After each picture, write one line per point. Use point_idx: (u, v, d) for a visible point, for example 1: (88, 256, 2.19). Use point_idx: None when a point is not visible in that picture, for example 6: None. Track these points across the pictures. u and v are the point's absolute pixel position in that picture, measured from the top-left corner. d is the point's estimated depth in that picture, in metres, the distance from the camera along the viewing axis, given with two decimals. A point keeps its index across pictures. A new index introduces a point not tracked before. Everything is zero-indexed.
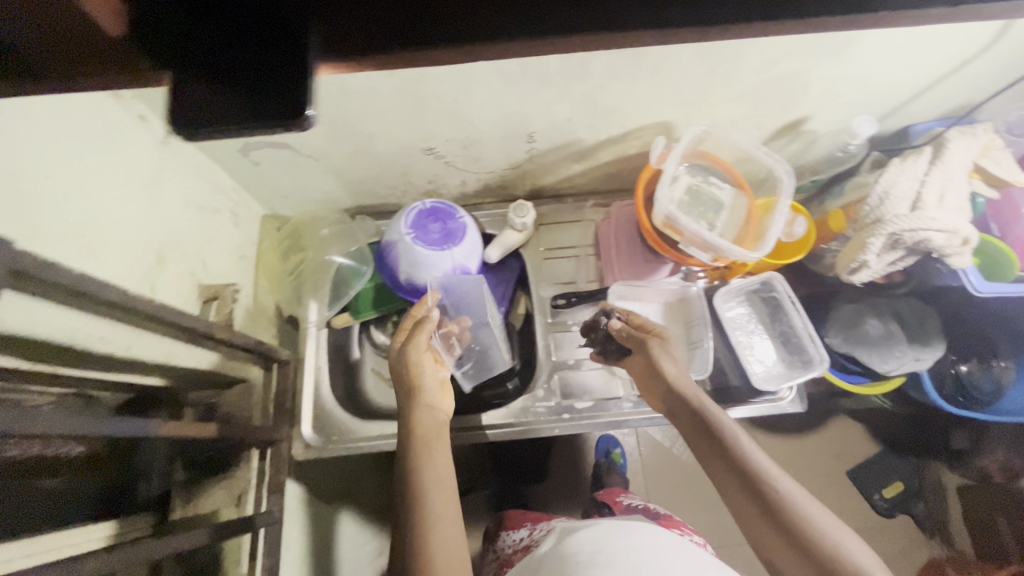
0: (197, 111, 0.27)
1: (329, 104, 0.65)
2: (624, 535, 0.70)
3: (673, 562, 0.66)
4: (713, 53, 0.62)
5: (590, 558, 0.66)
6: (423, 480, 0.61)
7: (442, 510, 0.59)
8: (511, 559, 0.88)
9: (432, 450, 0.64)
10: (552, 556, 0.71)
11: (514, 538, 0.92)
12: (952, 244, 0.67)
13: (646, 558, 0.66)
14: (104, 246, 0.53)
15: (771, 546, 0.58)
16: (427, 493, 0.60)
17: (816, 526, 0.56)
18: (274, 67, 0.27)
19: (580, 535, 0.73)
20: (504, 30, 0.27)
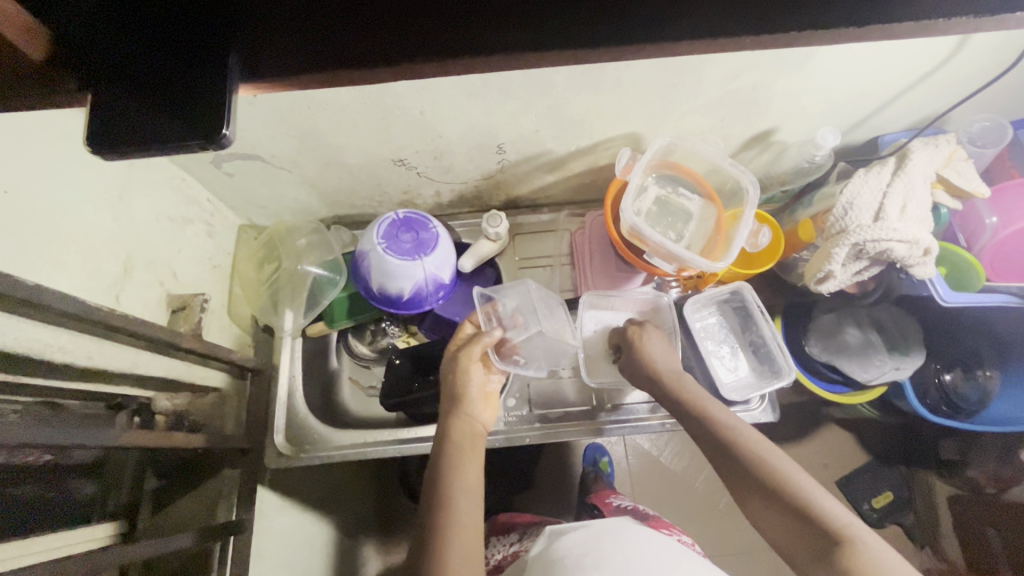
0: (118, 131, 0.28)
1: (296, 117, 0.67)
2: (610, 536, 0.71)
3: (661, 560, 0.68)
4: (672, 68, 0.63)
5: (577, 561, 0.67)
6: (449, 480, 0.63)
7: (464, 508, 0.61)
8: (499, 565, 0.87)
9: (467, 454, 0.66)
10: (541, 560, 0.72)
11: (505, 543, 0.91)
12: (913, 254, 0.68)
13: (632, 558, 0.67)
14: (67, 258, 0.54)
15: (761, 517, 0.58)
16: (452, 492, 0.62)
17: (791, 483, 0.57)
18: (194, 88, 0.28)
19: (568, 537, 0.74)
20: (424, 50, 0.29)
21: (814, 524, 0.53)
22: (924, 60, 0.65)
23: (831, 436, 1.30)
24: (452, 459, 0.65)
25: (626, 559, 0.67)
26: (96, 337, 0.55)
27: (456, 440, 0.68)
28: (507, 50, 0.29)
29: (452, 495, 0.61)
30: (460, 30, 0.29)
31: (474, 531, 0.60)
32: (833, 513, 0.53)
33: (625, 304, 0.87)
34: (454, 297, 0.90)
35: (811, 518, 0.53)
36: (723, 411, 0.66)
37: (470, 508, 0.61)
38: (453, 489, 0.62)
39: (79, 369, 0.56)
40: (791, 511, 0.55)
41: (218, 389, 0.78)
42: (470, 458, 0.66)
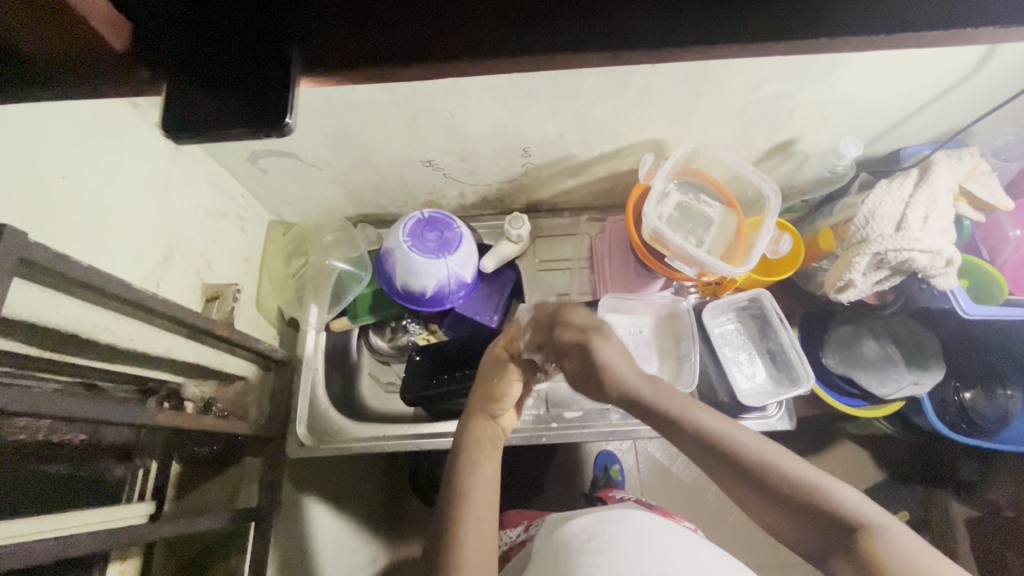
0: (195, 118, 0.31)
1: (332, 115, 0.69)
2: (613, 521, 0.72)
3: (666, 540, 0.68)
4: (697, 75, 0.64)
5: (582, 546, 0.68)
6: (469, 474, 0.62)
7: (481, 504, 0.60)
8: (506, 554, 0.91)
9: (487, 454, 0.65)
10: (549, 546, 0.74)
11: (510, 535, 0.95)
12: (935, 264, 0.68)
13: (636, 539, 0.68)
14: (114, 243, 0.57)
15: (759, 510, 0.56)
16: (470, 488, 0.61)
17: (795, 477, 0.54)
18: (261, 79, 0.30)
19: (572, 524, 0.75)
20: (475, 49, 0.31)
21: (827, 517, 0.52)
22: (948, 72, 0.66)
23: (845, 452, 1.29)
24: (475, 455, 0.65)
25: (630, 540, 0.67)
26: (138, 320, 0.58)
27: (477, 439, 0.67)
28: (553, 50, 0.31)
29: (469, 490, 0.61)
30: (507, 31, 0.31)
31: (490, 527, 0.59)
32: (845, 503, 0.52)
33: (645, 308, 0.88)
34: (474, 296, 0.91)
35: (819, 509, 0.52)
36: (700, 409, 0.59)
37: (485, 502, 0.61)
38: (472, 485, 0.61)
39: (119, 351, 0.58)
40: (797, 505, 0.53)
41: (245, 378, 0.80)
42: (489, 457, 0.65)
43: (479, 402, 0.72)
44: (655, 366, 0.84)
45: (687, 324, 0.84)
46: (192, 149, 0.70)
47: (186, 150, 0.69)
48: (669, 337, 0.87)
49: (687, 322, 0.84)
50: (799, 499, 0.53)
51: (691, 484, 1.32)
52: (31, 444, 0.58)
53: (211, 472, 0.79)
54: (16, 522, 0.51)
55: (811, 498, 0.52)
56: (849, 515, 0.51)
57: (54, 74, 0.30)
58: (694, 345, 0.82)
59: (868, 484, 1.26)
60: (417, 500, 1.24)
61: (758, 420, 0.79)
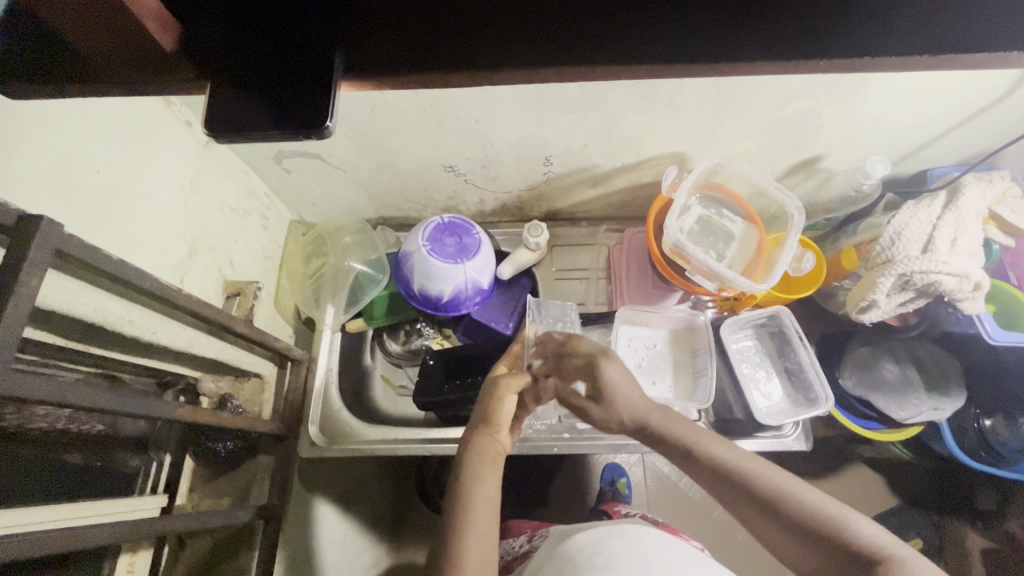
0: (237, 116, 0.31)
1: (359, 119, 0.70)
2: (620, 536, 0.71)
3: (672, 560, 0.67)
4: (725, 89, 0.64)
5: (588, 559, 0.67)
6: (472, 492, 0.61)
7: (484, 520, 0.59)
8: (509, 565, 0.91)
9: (486, 471, 0.63)
10: (554, 558, 0.73)
11: (514, 544, 0.94)
12: (963, 288, 0.67)
13: (643, 556, 0.67)
14: (142, 237, 0.58)
15: (773, 539, 0.56)
16: (473, 505, 0.60)
17: (817, 513, 0.53)
18: (302, 80, 0.31)
19: (578, 537, 0.74)
20: (517, 58, 0.31)
21: (850, 552, 0.51)
22: (981, 94, 0.65)
23: (859, 476, 1.26)
24: (478, 473, 0.63)
25: (638, 557, 0.66)
26: (161, 315, 0.58)
27: (480, 453, 0.65)
28: (594, 62, 0.31)
29: (472, 508, 0.59)
30: (548, 44, 0.31)
31: (492, 541, 0.59)
32: (866, 536, 0.51)
33: (661, 321, 0.87)
34: (490, 303, 0.92)
35: (838, 541, 0.52)
36: (715, 442, 0.59)
37: (487, 522, 0.59)
38: (474, 503, 0.60)
39: (142, 343, 0.59)
40: (815, 535, 0.53)
41: (260, 375, 0.81)
42: (492, 473, 0.63)
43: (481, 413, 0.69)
44: (670, 381, 0.84)
45: (704, 338, 0.83)
46: (220, 147, 0.71)
47: (214, 148, 0.70)
48: (685, 350, 0.86)
49: (704, 336, 0.83)
50: (816, 529, 0.53)
51: (699, 501, 1.30)
52: (51, 431, 0.58)
53: (223, 467, 0.79)
54: (31, 509, 0.52)
55: (834, 533, 0.52)
56: (869, 547, 0.50)
57: (102, 69, 0.31)
58: (711, 360, 0.81)
59: (882, 510, 1.23)
60: (422, 505, 1.24)
61: (772, 439, 0.78)
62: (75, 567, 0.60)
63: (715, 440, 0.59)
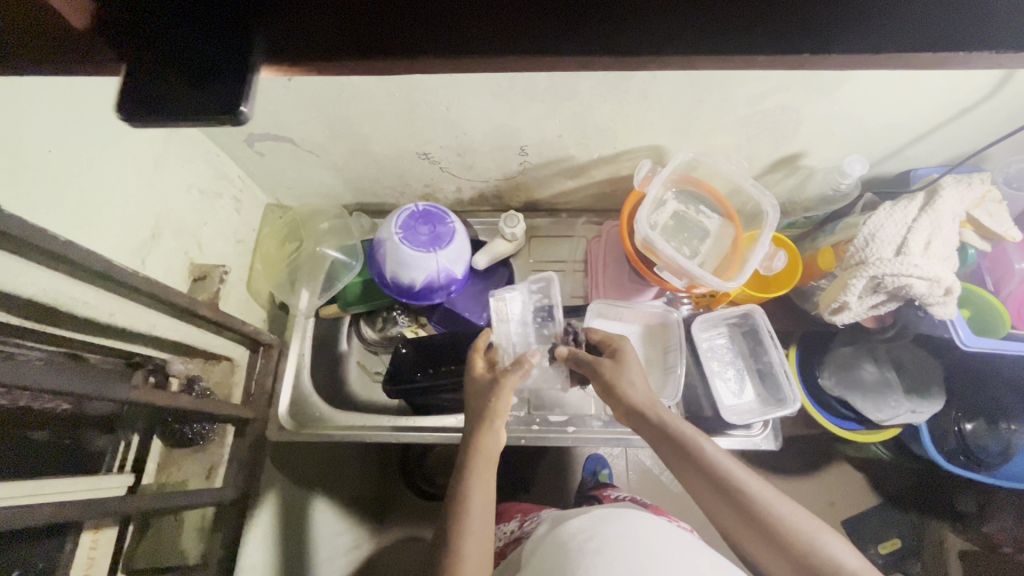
0: (155, 100, 0.30)
1: (326, 103, 0.68)
2: (610, 521, 0.71)
3: (664, 543, 0.67)
4: (699, 82, 0.62)
5: (581, 545, 0.67)
6: (469, 490, 0.62)
7: (478, 521, 0.60)
8: (501, 550, 0.91)
9: (484, 468, 0.64)
10: (547, 546, 0.72)
11: (506, 530, 0.94)
12: (933, 293, 0.65)
13: (636, 540, 0.67)
14: (97, 218, 0.57)
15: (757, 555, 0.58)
16: (467, 509, 0.61)
17: (803, 532, 0.55)
18: (218, 65, 0.30)
19: (572, 524, 0.74)
20: (445, 41, 0.30)
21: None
22: (963, 92, 0.63)
23: (840, 474, 1.26)
24: (478, 469, 0.64)
25: (628, 541, 0.66)
26: (118, 296, 0.58)
27: (474, 453, 0.66)
28: (529, 49, 0.30)
29: (468, 509, 0.60)
30: (473, 31, 0.30)
31: (487, 542, 0.60)
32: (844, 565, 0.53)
33: (635, 316, 0.87)
34: (464, 292, 0.92)
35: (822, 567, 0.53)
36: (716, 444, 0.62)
37: (482, 520, 0.61)
38: (472, 504, 0.61)
39: (100, 323, 0.59)
40: (794, 557, 0.55)
41: (231, 359, 0.81)
42: (489, 469, 0.65)
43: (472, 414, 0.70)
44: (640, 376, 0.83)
45: (676, 335, 0.83)
46: (187, 129, 0.70)
47: (180, 130, 0.69)
48: (658, 346, 0.86)
49: (676, 333, 0.83)
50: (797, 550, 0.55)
51: (680, 496, 1.31)
52: (15, 410, 0.58)
53: (192, 449, 0.80)
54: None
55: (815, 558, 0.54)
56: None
57: (17, 47, 0.29)
58: (682, 358, 0.80)
59: (862, 508, 1.24)
60: (405, 489, 1.26)
61: (741, 437, 0.77)
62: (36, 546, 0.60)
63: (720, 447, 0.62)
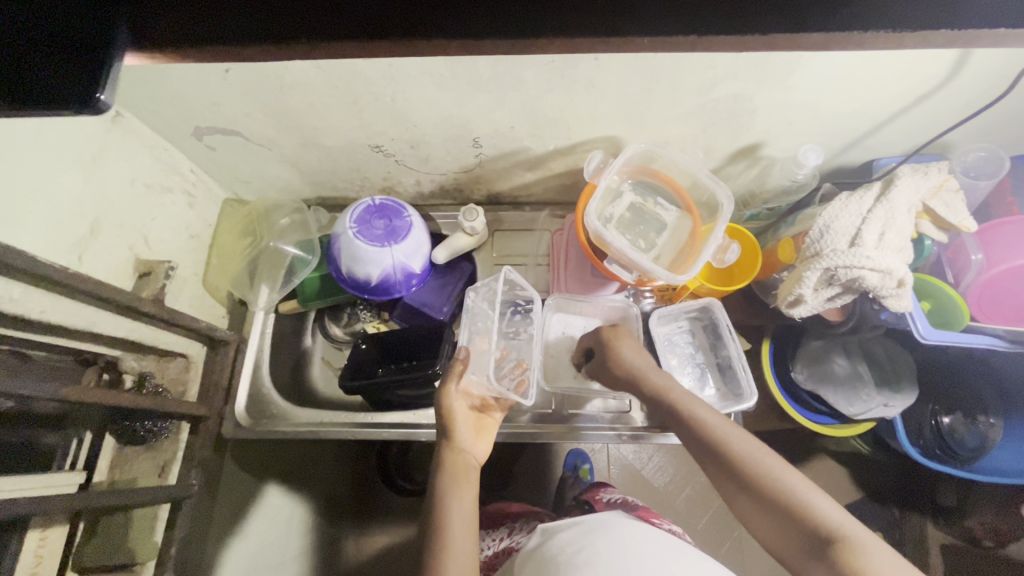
0: (19, 96, 0.29)
1: (268, 94, 0.67)
2: (599, 530, 0.70)
3: (652, 555, 0.66)
4: (644, 69, 0.61)
5: (569, 558, 0.66)
6: (446, 506, 0.63)
7: (460, 537, 0.61)
8: (491, 561, 0.87)
9: (459, 485, 0.65)
10: (535, 557, 0.71)
11: (494, 539, 0.91)
12: (886, 285, 0.64)
13: (625, 554, 0.65)
14: (26, 213, 0.56)
15: (746, 512, 0.59)
16: (448, 526, 0.61)
17: (786, 484, 0.56)
18: (81, 56, 0.28)
19: (561, 534, 0.73)
20: (314, 23, 0.29)
21: (807, 531, 0.53)
22: (915, 78, 0.61)
23: (820, 469, 1.25)
24: (452, 487, 0.65)
25: (617, 554, 0.65)
26: (51, 293, 0.57)
27: (449, 469, 0.66)
28: (400, 32, 0.29)
29: (449, 527, 0.61)
30: (342, 16, 0.29)
31: (472, 558, 0.60)
32: (825, 516, 0.53)
33: (593, 309, 0.87)
34: (425, 287, 0.90)
35: (803, 520, 0.54)
36: (704, 408, 0.64)
37: (465, 535, 0.61)
38: (450, 522, 0.62)
39: (36, 322, 0.58)
40: (778, 510, 0.56)
41: (186, 355, 0.80)
42: (465, 483, 0.66)
43: (439, 430, 0.71)
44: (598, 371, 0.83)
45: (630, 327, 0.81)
46: (130, 122, 0.69)
47: (122, 124, 0.68)
48: None
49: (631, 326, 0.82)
50: (779, 504, 0.56)
51: (660, 492, 1.30)
52: None
53: (145, 447, 0.79)
54: None
55: (797, 511, 0.54)
56: (828, 531, 0.52)
57: None
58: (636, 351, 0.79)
59: (843, 502, 1.23)
60: (383, 485, 1.26)
61: None
62: None
63: (709, 409, 0.64)
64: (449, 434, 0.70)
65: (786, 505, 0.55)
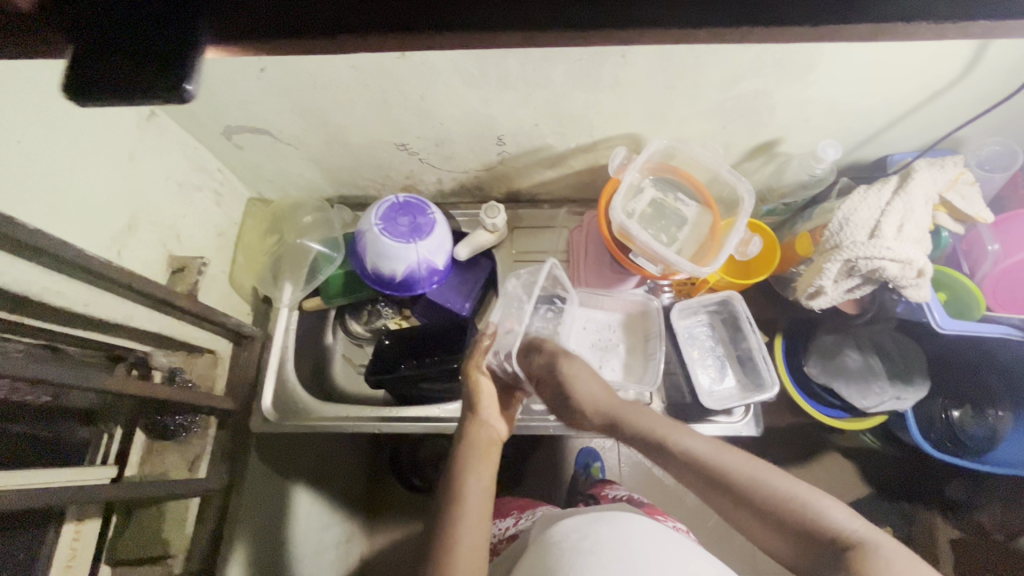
0: (96, 84, 0.29)
1: (300, 93, 0.68)
2: (603, 521, 0.69)
3: (657, 545, 0.64)
4: (668, 66, 0.63)
5: (573, 545, 0.65)
6: (465, 475, 0.63)
7: (475, 507, 0.61)
8: (495, 547, 0.90)
9: (481, 457, 0.66)
10: (537, 547, 0.70)
11: (500, 527, 0.94)
12: (906, 275, 0.66)
13: (629, 544, 0.64)
14: (70, 208, 0.57)
15: (746, 525, 0.59)
16: (465, 493, 0.61)
17: (791, 494, 0.56)
18: (161, 47, 0.29)
19: (564, 524, 0.72)
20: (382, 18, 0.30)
21: (820, 537, 0.54)
22: (931, 73, 0.63)
23: (830, 463, 1.27)
24: (472, 458, 0.65)
25: (622, 543, 0.64)
26: (96, 286, 0.59)
27: (472, 442, 0.67)
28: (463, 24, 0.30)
29: (465, 494, 0.61)
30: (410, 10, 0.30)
31: (485, 528, 0.60)
32: (836, 522, 0.54)
33: (615, 304, 0.88)
34: (446, 284, 0.91)
35: (814, 527, 0.54)
36: (684, 432, 0.62)
37: (480, 505, 0.61)
38: (468, 491, 0.62)
39: (74, 315, 0.59)
40: (779, 523, 0.56)
41: (214, 351, 0.82)
42: (486, 455, 0.66)
43: (466, 404, 0.72)
44: (621, 365, 0.85)
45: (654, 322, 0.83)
46: (163, 121, 0.71)
47: (156, 123, 0.69)
48: (639, 335, 0.87)
49: (655, 321, 0.83)
50: (782, 516, 0.56)
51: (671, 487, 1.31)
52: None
53: (174, 442, 0.80)
54: None
55: (807, 519, 0.55)
56: (839, 535, 0.53)
57: None
58: (660, 344, 0.81)
59: (853, 496, 1.24)
60: (396, 484, 1.26)
61: (723, 424, 0.79)
62: (17, 536, 0.61)
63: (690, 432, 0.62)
64: (474, 410, 0.71)
65: (795, 515, 0.55)
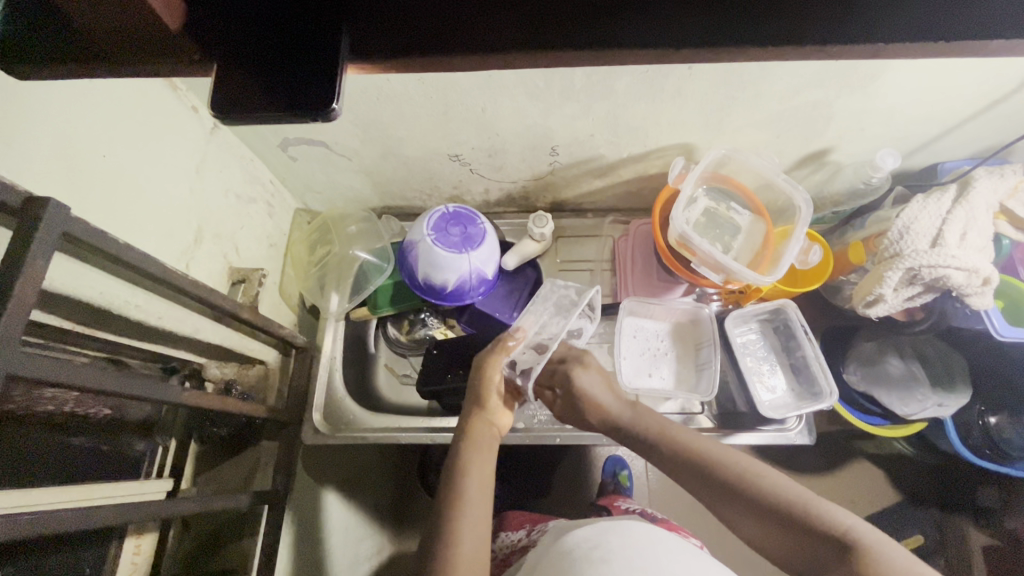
0: (241, 101, 0.30)
1: (362, 106, 0.69)
2: (616, 530, 0.68)
3: (672, 557, 0.63)
4: (735, 77, 0.63)
5: (586, 554, 0.64)
6: (466, 473, 0.62)
7: (476, 506, 0.59)
8: (506, 559, 0.89)
9: (483, 455, 0.64)
10: (549, 555, 0.69)
11: (511, 538, 0.92)
12: (972, 283, 0.66)
13: (644, 554, 0.62)
14: (146, 222, 0.58)
15: (740, 526, 0.58)
16: (466, 492, 0.59)
17: (784, 489, 0.56)
18: (306, 66, 0.30)
19: (578, 532, 0.70)
20: (515, 35, 0.30)
21: (817, 533, 0.53)
22: (996, 84, 0.64)
23: (864, 471, 1.26)
24: (475, 456, 0.63)
25: (635, 553, 0.62)
26: (170, 300, 0.59)
27: (475, 439, 0.66)
28: (596, 45, 0.29)
29: (466, 494, 0.59)
30: (546, 28, 0.30)
31: (484, 528, 0.58)
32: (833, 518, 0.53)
33: (664, 313, 0.87)
34: (494, 294, 0.92)
35: (810, 523, 0.54)
36: (682, 431, 0.64)
37: (478, 504, 0.60)
38: (468, 489, 0.60)
39: (144, 328, 0.60)
40: (774, 518, 0.55)
41: (267, 362, 0.81)
42: (488, 454, 0.65)
43: (471, 400, 0.70)
44: (671, 373, 0.85)
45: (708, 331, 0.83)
46: (226, 134, 0.71)
47: (219, 136, 0.70)
48: (689, 343, 0.87)
49: (708, 328, 0.83)
50: (780, 511, 0.55)
51: None
52: (59, 414, 0.59)
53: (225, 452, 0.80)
54: (43, 489, 0.53)
55: (803, 514, 0.54)
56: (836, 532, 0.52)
57: (101, 41, 0.30)
58: (714, 353, 0.81)
59: (887, 505, 1.23)
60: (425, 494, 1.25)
61: (776, 433, 0.78)
62: (83, 549, 0.61)
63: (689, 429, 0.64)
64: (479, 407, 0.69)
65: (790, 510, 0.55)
